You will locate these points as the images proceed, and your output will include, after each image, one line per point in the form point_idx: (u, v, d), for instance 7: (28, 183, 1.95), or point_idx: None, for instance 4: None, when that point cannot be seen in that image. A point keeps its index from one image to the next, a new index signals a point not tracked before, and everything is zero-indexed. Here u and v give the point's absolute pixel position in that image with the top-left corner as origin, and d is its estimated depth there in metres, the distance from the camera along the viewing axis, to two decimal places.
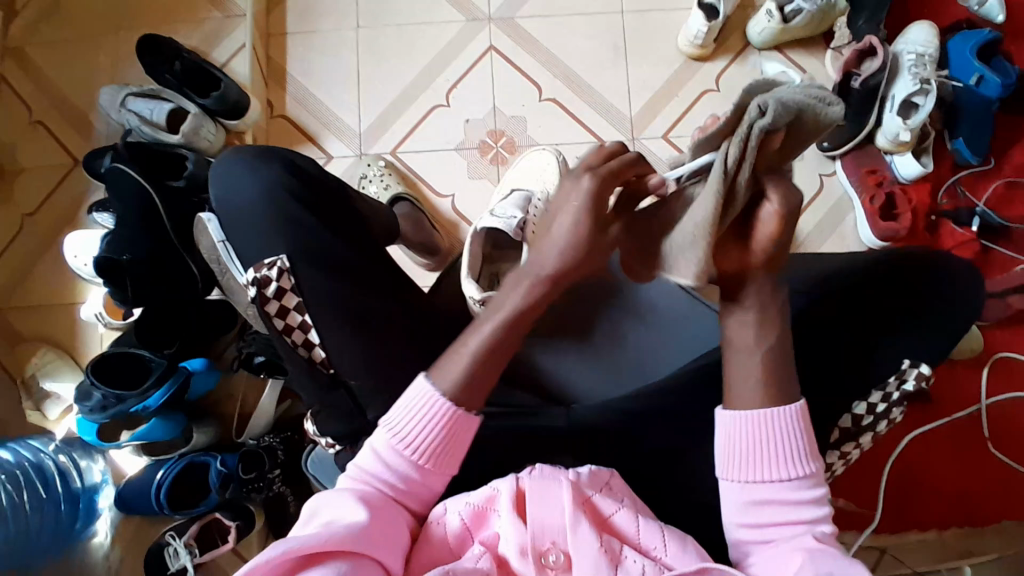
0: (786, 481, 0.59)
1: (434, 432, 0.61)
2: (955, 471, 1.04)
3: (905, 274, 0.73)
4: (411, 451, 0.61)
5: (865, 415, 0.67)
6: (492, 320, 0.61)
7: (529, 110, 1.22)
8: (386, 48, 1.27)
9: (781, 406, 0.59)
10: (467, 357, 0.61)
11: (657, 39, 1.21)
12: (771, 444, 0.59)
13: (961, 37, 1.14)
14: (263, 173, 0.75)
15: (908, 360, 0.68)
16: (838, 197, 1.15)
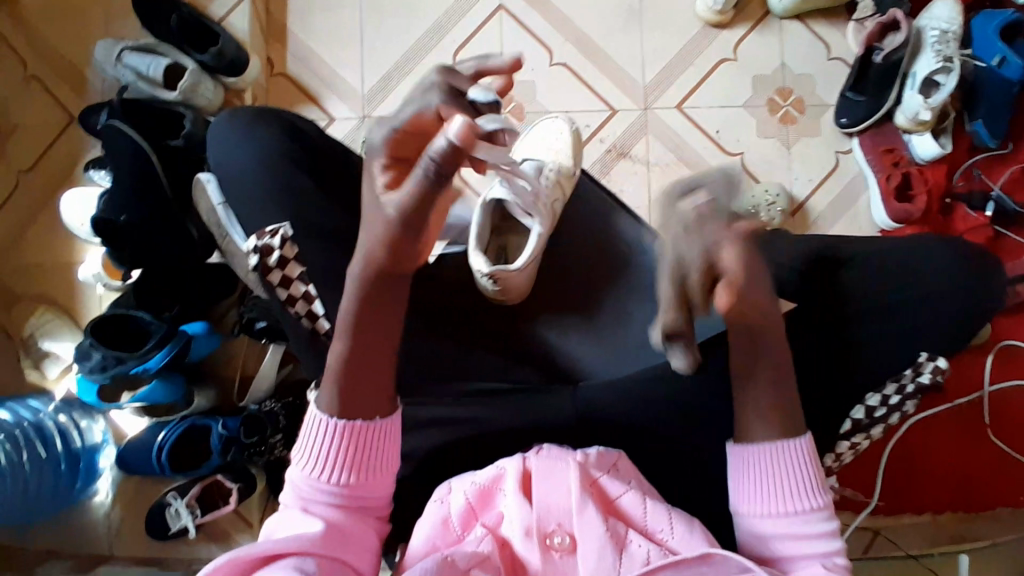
0: (796, 513, 0.63)
1: (340, 446, 0.58)
2: (953, 456, 1.04)
3: None
4: (336, 464, 0.58)
5: (878, 407, 0.70)
6: (342, 332, 0.59)
7: (539, 75, 1.18)
8: (391, 7, 1.22)
9: (791, 440, 0.64)
10: (335, 366, 0.59)
11: (674, 4, 1.17)
12: (778, 477, 0.63)
13: (984, 16, 1.10)
14: (264, 137, 0.72)
15: (926, 353, 0.71)
16: (853, 175, 1.13)
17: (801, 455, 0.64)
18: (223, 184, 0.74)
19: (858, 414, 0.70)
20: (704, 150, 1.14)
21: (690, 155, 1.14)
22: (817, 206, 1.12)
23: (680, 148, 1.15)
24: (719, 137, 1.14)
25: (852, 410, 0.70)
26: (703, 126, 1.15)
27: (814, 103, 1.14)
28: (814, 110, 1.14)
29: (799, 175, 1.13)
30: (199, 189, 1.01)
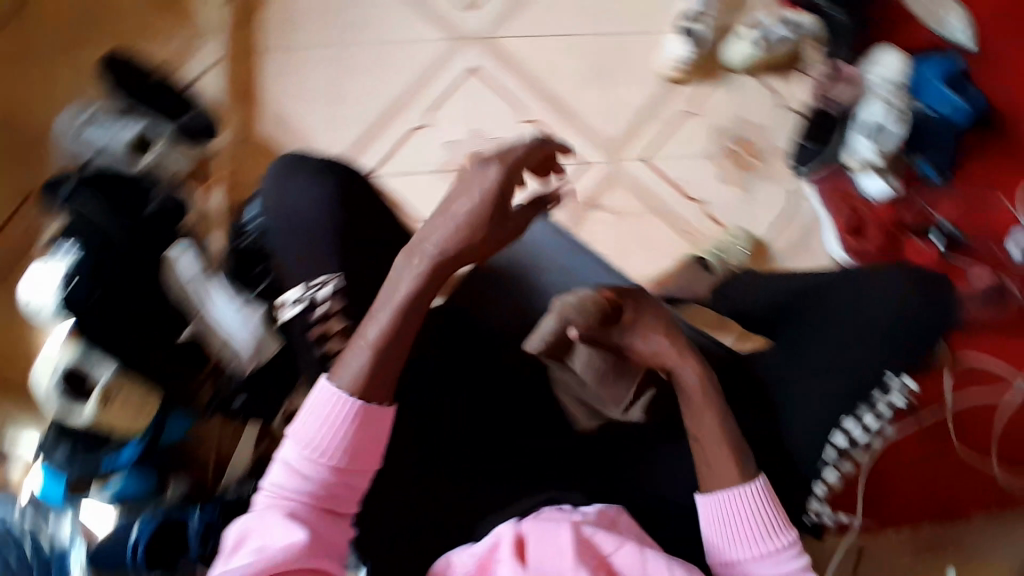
0: (768, 553, 0.69)
1: (335, 430, 0.65)
2: (925, 471, 1.20)
3: (920, 323, 0.75)
4: (319, 455, 0.64)
5: (843, 447, 0.74)
6: (379, 314, 0.68)
7: (509, 133, 1.20)
8: (358, 66, 1.20)
9: (751, 482, 0.70)
10: (368, 345, 0.67)
11: (638, 58, 1.23)
12: (736, 515, 0.70)
13: (930, 63, 1.19)
14: (292, 203, 0.84)
15: (891, 373, 0.75)
16: (810, 219, 1.21)
17: (762, 495, 0.70)
18: (273, 228, 0.84)
19: (840, 442, 0.74)
20: (672, 203, 1.21)
21: (662, 207, 1.20)
22: (780, 244, 1.21)
23: (652, 201, 1.20)
24: (685, 184, 1.22)
25: (825, 450, 0.75)
26: (669, 178, 1.21)
27: (771, 149, 1.23)
28: (772, 156, 1.23)
29: (762, 219, 1.21)
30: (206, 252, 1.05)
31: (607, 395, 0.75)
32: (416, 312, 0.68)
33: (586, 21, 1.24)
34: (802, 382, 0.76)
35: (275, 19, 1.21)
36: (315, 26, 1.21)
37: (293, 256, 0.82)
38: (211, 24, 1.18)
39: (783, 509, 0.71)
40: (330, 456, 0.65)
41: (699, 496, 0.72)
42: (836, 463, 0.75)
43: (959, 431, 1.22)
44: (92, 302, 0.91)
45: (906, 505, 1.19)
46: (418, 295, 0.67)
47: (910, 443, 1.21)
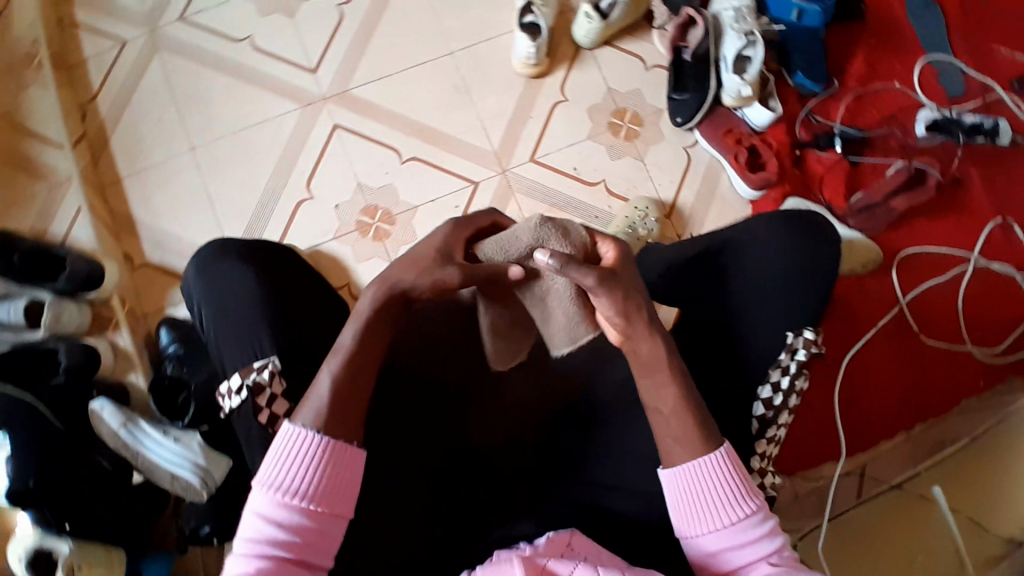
0: (737, 525, 0.66)
1: (308, 475, 0.64)
2: (897, 369, 1.22)
3: (806, 239, 0.75)
4: (294, 501, 0.63)
5: (766, 412, 0.71)
6: (335, 364, 0.67)
7: (396, 176, 1.22)
8: (227, 160, 1.20)
9: (713, 453, 0.67)
10: (328, 395, 0.65)
11: (494, 66, 1.26)
12: (701, 489, 0.66)
13: None
14: (244, 289, 0.82)
15: (792, 332, 0.71)
16: (707, 161, 1.27)
17: (725, 464, 0.67)
18: (228, 318, 0.81)
19: (760, 411, 0.71)
20: (574, 193, 1.25)
21: (560, 199, 1.24)
22: (687, 200, 1.26)
23: (552, 198, 1.24)
24: (578, 172, 1.26)
25: (753, 409, 0.71)
26: (561, 170, 1.26)
27: (647, 113, 1.28)
28: (649, 119, 1.28)
29: (660, 181, 1.26)
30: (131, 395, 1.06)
31: (548, 332, 0.72)
32: (367, 366, 0.67)
33: (429, 46, 1.26)
34: (717, 342, 0.75)
35: (131, 140, 1.19)
36: (174, 134, 1.20)
37: (249, 344, 0.79)
38: (67, 166, 1.14)
39: (745, 475, 0.68)
40: (306, 502, 0.63)
41: (664, 472, 0.68)
42: (764, 433, 0.71)
43: (913, 320, 1.24)
44: (36, 489, 0.88)
45: (886, 410, 1.20)
46: (365, 348, 0.67)
47: (876, 347, 1.22)
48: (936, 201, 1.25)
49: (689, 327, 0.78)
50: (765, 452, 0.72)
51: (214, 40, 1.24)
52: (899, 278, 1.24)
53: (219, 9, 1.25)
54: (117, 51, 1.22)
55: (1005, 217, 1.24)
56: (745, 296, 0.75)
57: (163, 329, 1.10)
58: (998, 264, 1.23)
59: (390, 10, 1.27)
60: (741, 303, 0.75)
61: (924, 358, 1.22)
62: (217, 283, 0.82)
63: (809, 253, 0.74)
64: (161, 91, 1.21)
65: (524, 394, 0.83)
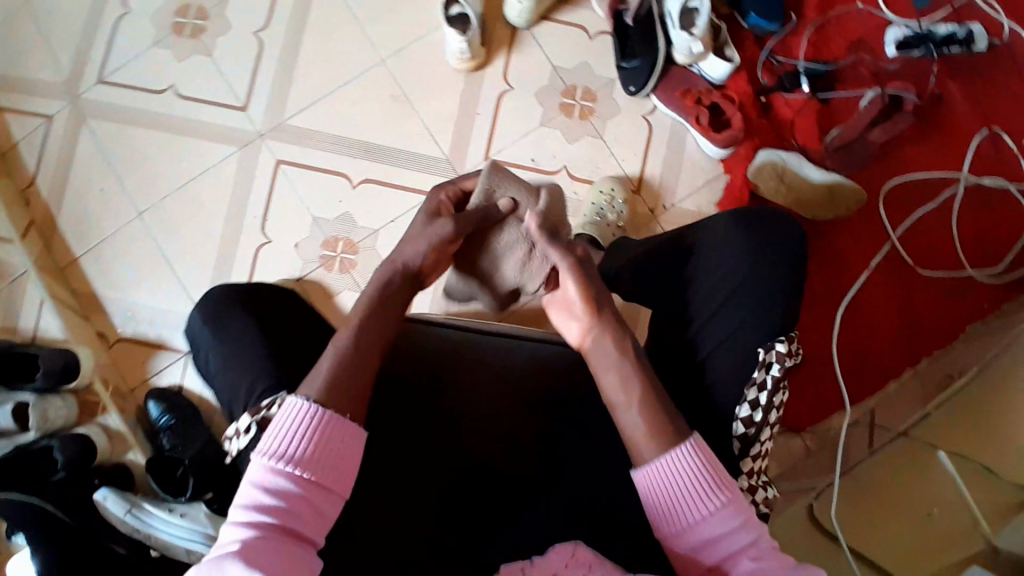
0: (714, 518, 0.62)
1: (305, 443, 0.60)
2: (896, 307, 1.18)
3: (763, 229, 0.73)
4: (286, 469, 0.59)
5: (747, 430, 0.67)
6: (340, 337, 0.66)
7: (349, 203, 1.17)
8: (178, 219, 1.17)
9: (680, 444, 0.64)
10: (328, 371, 0.64)
11: (430, 65, 1.20)
12: (674, 479, 0.63)
13: None
14: (239, 336, 0.71)
15: (764, 346, 0.68)
16: (670, 126, 1.20)
17: (696, 454, 0.64)
18: (229, 367, 0.69)
19: (740, 430, 0.68)
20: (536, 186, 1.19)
21: None
22: (654, 172, 1.20)
23: None
24: (537, 162, 1.20)
25: (734, 428, 0.68)
26: (519, 164, 1.20)
27: (599, 85, 1.22)
28: (602, 90, 1.21)
29: (623, 157, 1.20)
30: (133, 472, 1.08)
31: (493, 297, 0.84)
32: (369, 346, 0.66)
33: (357, 59, 1.20)
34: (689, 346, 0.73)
35: (80, 217, 1.18)
36: (120, 202, 1.18)
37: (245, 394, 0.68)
38: (20, 258, 1.14)
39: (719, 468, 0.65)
40: (299, 470, 0.59)
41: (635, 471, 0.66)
42: (747, 453, 0.68)
43: (906, 255, 1.19)
44: None
45: (886, 353, 1.17)
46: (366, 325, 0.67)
47: (872, 289, 1.18)
48: (917, 125, 1.19)
49: (664, 332, 0.75)
50: (752, 472, 0.68)
51: (137, 95, 1.20)
52: (887, 213, 1.19)
53: (135, 60, 1.21)
54: (45, 127, 1.19)
55: (991, 127, 1.19)
56: (708, 297, 0.72)
57: (151, 403, 1.11)
58: (989, 179, 1.18)
59: (309, 27, 1.21)
60: (703, 305, 0.73)
61: (924, 289, 1.18)
62: (217, 332, 0.72)
63: (767, 242, 0.72)
64: (97, 160, 1.19)
65: (505, 425, 0.80)
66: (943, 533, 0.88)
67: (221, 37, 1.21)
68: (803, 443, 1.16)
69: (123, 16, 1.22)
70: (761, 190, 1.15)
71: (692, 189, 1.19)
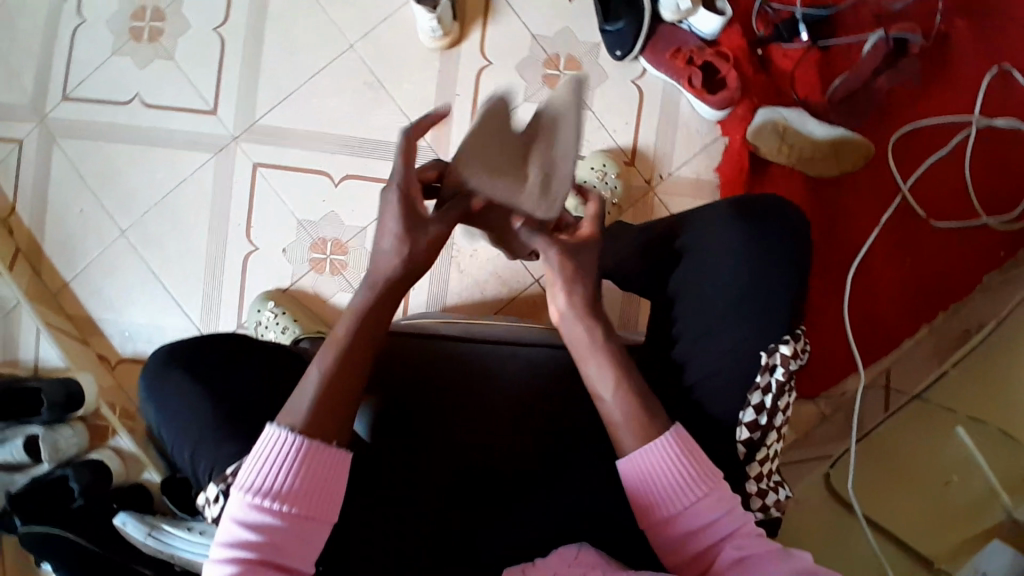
0: (699, 514, 0.59)
1: (283, 471, 0.55)
2: (909, 262, 1.13)
3: (762, 218, 0.68)
4: (265, 501, 0.54)
5: (752, 436, 0.65)
6: (327, 350, 0.61)
7: (333, 201, 1.13)
8: (162, 234, 1.15)
9: (661, 436, 0.61)
10: (313, 388, 0.59)
11: (402, 46, 1.13)
12: (659, 475, 0.60)
13: None
14: (183, 396, 0.65)
15: (766, 348, 0.64)
16: (661, 89, 1.14)
17: (678, 449, 0.61)
18: (183, 432, 0.64)
19: (744, 436, 0.65)
20: None
21: None
22: (649, 140, 1.14)
23: None
24: None
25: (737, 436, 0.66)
26: None
27: (582, 51, 1.15)
28: (586, 57, 1.14)
29: (614, 126, 1.14)
30: (149, 491, 1.11)
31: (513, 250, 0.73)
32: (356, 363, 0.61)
33: (324, 47, 1.14)
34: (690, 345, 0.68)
35: (65, 240, 1.16)
36: (103, 222, 1.16)
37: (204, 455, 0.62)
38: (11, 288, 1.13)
39: (707, 460, 0.61)
40: (279, 500, 0.55)
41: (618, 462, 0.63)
42: (754, 458, 0.66)
43: (918, 206, 1.13)
44: None
45: (899, 312, 1.12)
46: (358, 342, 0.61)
47: (883, 245, 1.13)
48: (920, 69, 1.14)
49: (659, 329, 0.73)
50: (760, 476, 0.67)
51: (104, 109, 1.17)
52: (896, 162, 1.13)
53: (99, 72, 1.17)
54: (17, 151, 1.16)
55: (1001, 65, 1.13)
56: (704, 296, 0.68)
57: None
58: (1001, 120, 1.13)
59: (271, 18, 1.15)
60: (701, 305, 0.68)
61: (938, 240, 1.13)
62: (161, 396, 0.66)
63: (768, 230, 0.67)
64: (74, 181, 1.16)
65: None
66: (963, 503, 0.88)
67: (181, 37, 1.17)
68: (819, 408, 1.13)
69: (81, 27, 1.18)
70: (761, 150, 1.08)
71: (689, 154, 1.14)
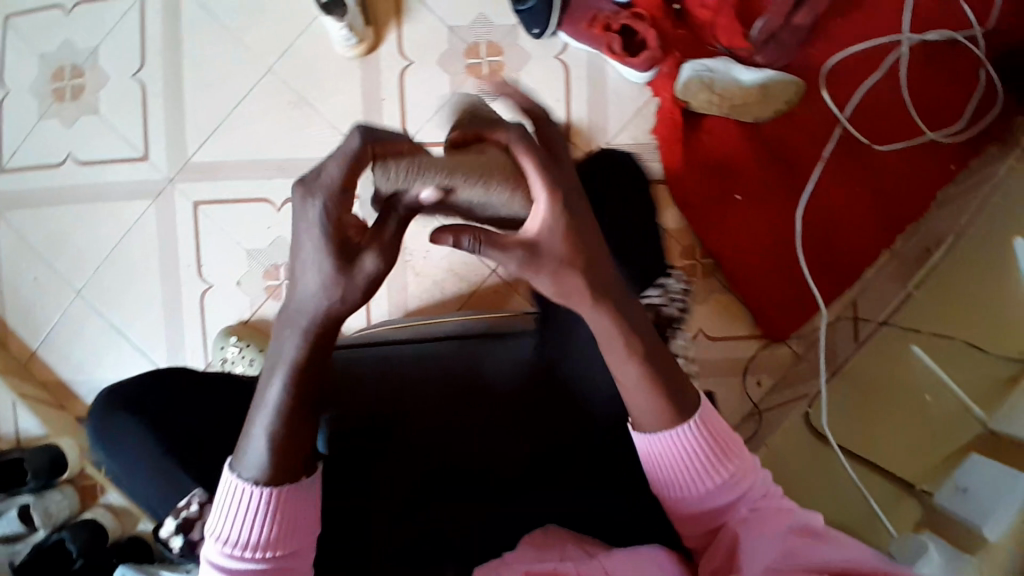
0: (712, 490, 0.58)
1: (260, 521, 0.51)
2: (859, 191, 1.12)
3: None
4: (248, 552, 0.51)
5: None
6: (266, 404, 0.51)
7: (278, 226, 1.12)
8: (118, 286, 1.15)
9: (685, 418, 0.58)
10: (262, 437, 0.51)
11: (320, 60, 1.12)
12: (674, 453, 0.58)
13: None
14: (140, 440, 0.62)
15: None
16: (586, 60, 1.13)
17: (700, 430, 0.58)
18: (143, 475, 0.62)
19: None
20: None
21: None
22: (582, 113, 1.13)
23: None
24: None
25: None
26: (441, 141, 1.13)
27: (501, 35, 1.14)
28: (506, 40, 1.13)
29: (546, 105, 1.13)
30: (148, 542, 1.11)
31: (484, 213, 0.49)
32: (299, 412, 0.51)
33: (244, 74, 1.13)
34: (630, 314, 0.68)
35: (25, 309, 1.16)
36: (58, 285, 1.16)
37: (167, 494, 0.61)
38: None
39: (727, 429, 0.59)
40: (263, 549, 0.51)
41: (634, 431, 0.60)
42: None
43: (859, 134, 1.13)
44: None
45: (857, 241, 1.12)
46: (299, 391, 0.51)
47: (829, 179, 1.13)
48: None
49: None
50: None
51: (40, 174, 1.17)
52: (831, 93, 1.12)
53: (31, 139, 1.17)
54: None
55: None
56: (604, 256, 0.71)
57: None
58: (934, 32, 1.12)
59: (187, 55, 1.14)
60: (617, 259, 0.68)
61: (887, 164, 1.12)
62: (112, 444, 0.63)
63: None
64: (24, 250, 1.16)
65: None
66: (940, 423, 0.89)
67: (101, 90, 1.16)
68: (792, 348, 1.14)
69: (5, 98, 1.18)
70: (693, 106, 1.08)
71: (624, 120, 1.13)
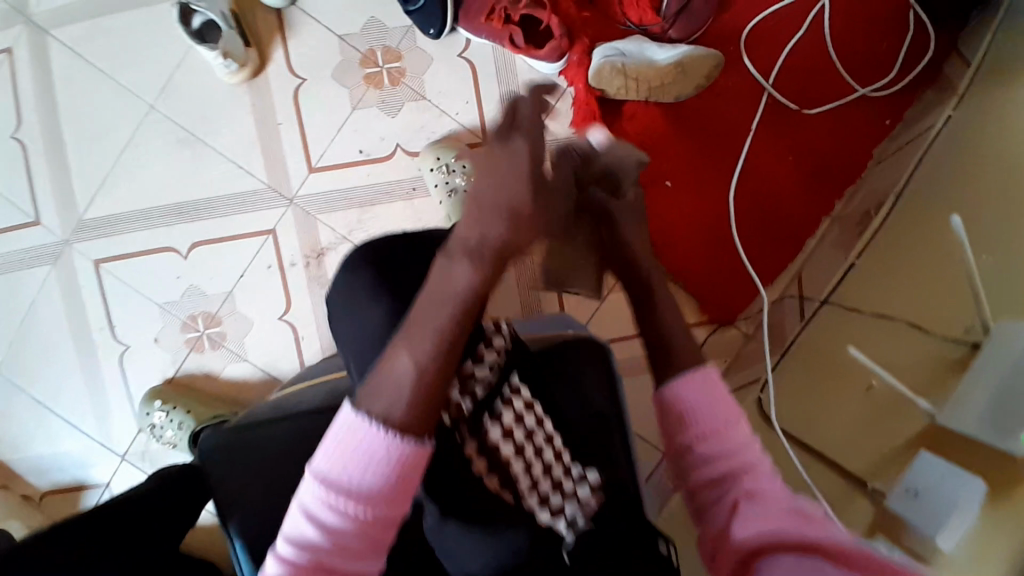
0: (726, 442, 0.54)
1: (361, 469, 0.46)
2: (793, 159, 1.07)
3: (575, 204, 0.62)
4: (336, 499, 0.46)
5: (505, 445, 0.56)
6: (423, 334, 0.47)
7: (190, 273, 1.06)
8: (36, 359, 1.08)
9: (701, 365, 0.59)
10: (407, 377, 0.47)
11: (205, 90, 1.04)
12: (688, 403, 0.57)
13: None
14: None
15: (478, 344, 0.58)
16: (490, 54, 1.05)
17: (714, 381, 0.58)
18: None
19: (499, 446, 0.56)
20: (374, 176, 1.05)
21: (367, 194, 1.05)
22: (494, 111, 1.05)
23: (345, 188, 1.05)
24: (366, 151, 1.05)
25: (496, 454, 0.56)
26: (348, 161, 1.05)
27: (396, 38, 1.05)
28: (403, 43, 1.05)
29: (455, 107, 1.05)
30: None
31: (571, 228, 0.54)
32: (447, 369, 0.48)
33: (128, 116, 1.04)
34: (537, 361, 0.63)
35: None
36: None
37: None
38: None
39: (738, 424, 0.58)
40: (354, 502, 0.46)
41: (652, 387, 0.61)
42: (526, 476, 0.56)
43: (786, 99, 1.07)
44: None
45: (794, 212, 1.07)
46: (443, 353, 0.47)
47: (760, 151, 1.07)
48: None
49: None
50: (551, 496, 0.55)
51: None
52: (752, 60, 1.07)
53: None
54: None
55: None
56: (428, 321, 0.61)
57: None
58: None
59: (64, 103, 1.05)
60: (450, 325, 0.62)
61: (820, 125, 1.07)
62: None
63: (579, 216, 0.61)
64: None
65: None
66: (879, 407, 0.78)
67: None
68: (741, 330, 1.10)
69: None
70: (608, 92, 1.00)
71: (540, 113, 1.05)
